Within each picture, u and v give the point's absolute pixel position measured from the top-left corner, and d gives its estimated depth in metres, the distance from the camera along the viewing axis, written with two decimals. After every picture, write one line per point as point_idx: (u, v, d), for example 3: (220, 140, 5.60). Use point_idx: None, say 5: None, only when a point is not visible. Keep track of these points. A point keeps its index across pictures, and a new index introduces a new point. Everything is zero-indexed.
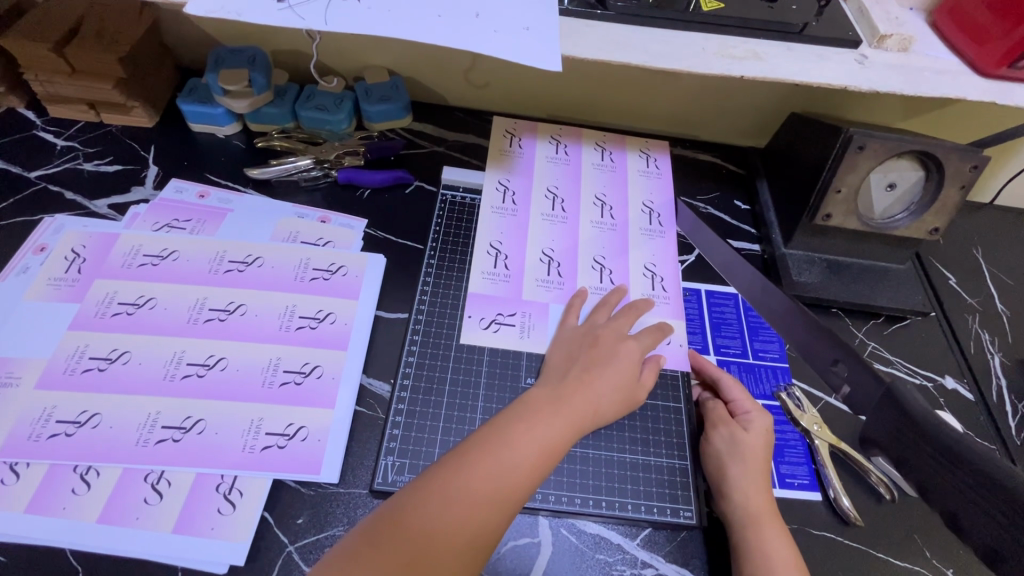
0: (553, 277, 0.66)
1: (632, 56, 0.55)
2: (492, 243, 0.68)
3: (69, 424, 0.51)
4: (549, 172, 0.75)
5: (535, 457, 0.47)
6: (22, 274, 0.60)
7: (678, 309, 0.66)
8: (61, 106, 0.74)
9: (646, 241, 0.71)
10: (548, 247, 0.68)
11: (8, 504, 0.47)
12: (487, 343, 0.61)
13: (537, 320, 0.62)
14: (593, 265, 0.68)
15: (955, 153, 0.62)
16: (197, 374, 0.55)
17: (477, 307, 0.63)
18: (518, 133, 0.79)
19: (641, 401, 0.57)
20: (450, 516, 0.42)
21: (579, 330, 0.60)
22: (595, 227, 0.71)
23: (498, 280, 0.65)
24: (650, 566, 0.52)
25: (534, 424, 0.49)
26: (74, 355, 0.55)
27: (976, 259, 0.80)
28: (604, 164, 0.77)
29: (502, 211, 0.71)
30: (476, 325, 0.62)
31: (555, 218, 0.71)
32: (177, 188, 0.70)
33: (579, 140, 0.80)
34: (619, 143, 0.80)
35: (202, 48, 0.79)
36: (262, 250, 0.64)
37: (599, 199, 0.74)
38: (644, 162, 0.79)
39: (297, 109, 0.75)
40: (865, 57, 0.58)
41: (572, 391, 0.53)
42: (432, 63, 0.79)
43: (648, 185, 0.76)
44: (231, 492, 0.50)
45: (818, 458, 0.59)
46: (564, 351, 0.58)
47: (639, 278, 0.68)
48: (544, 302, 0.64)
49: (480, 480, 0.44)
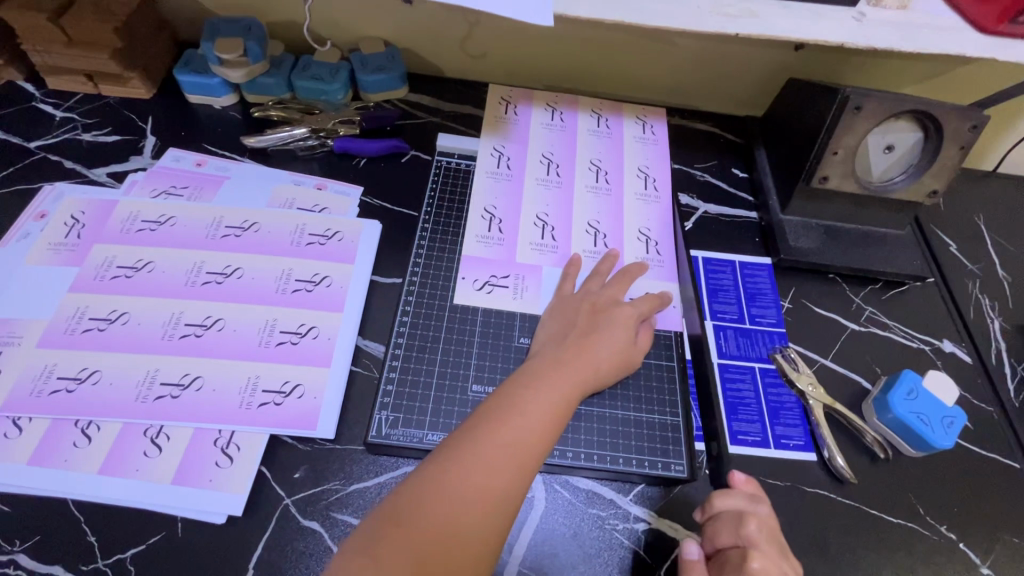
0: (547, 241, 0.66)
1: (625, 15, 0.55)
2: (486, 207, 0.68)
3: (70, 381, 0.52)
4: (544, 139, 0.75)
5: (540, 435, 0.46)
6: (23, 240, 0.61)
7: (672, 271, 0.66)
8: (60, 77, 0.74)
9: (641, 206, 0.71)
10: (542, 212, 0.68)
11: (11, 456, 0.48)
12: (481, 304, 0.61)
13: (530, 281, 0.63)
14: (588, 229, 0.68)
15: (955, 112, 0.61)
16: (195, 334, 0.55)
17: (471, 270, 0.63)
18: (513, 101, 0.79)
19: (636, 364, 0.57)
20: (462, 505, 0.42)
21: (576, 297, 0.60)
22: (590, 193, 0.71)
23: (492, 243, 0.65)
24: (641, 520, 0.53)
25: (537, 400, 0.48)
26: (74, 315, 0.56)
27: (978, 227, 0.79)
28: (600, 131, 0.77)
29: (497, 175, 0.71)
30: (470, 286, 0.62)
31: (550, 183, 0.71)
32: (174, 156, 0.70)
33: (575, 107, 0.79)
34: (615, 111, 0.80)
35: (197, 20, 0.79)
36: (258, 216, 0.65)
37: (594, 165, 0.73)
38: (640, 129, 0.79)
39: (293, 79, 0.75)
40: (863, 14, 0.57)
41: (572, 362, 0.52)
42: (428, 33, 0.79)
43: (644, 151, 0.76)
44: (229, 446, 0.51)
45: (812, 418, 0.59)
46: (562, 320, 0.58)
47: (633, 242, 0.68)
48: (538, 264, 0.64)
49: (489, 465, 0.43)
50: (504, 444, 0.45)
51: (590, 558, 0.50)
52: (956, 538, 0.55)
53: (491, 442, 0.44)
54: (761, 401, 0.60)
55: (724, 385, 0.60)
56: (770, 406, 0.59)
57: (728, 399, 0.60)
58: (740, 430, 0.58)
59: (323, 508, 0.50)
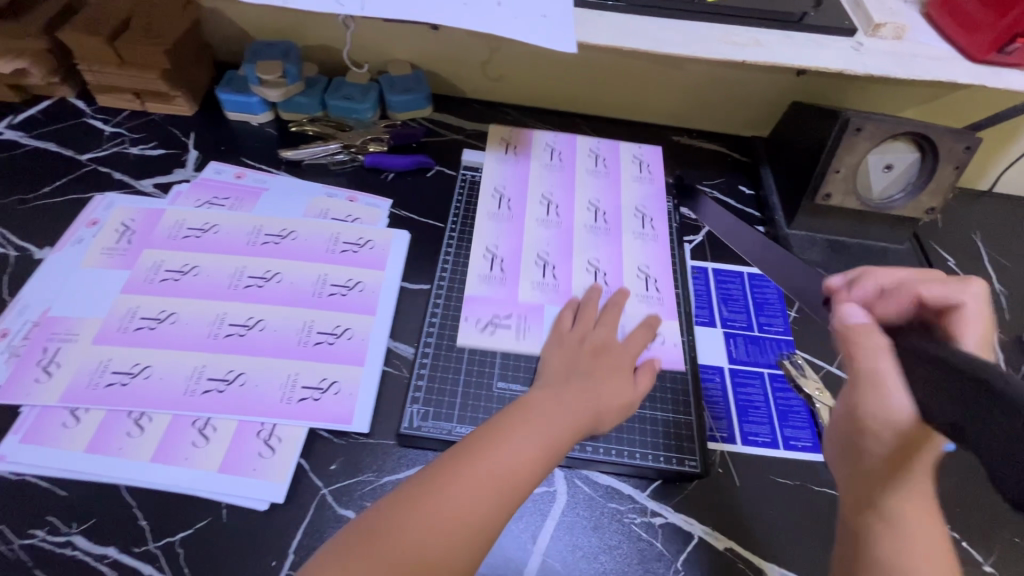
0: (548, 279, 0.66)
1: (642, 42, 0.60)
2: (488, 246, 0.68)
3: (123, 375, 0.56)
4: (543, 178, 0.76)
5: (545, 458, 0.46)
6: (77, 245, 0.66)
7: (671, 308, 0.67)
8: (110, 95, 0.80)
9: (639, 244, 0.72)
10: (542, 251, 0.69)
11: (70, 444, 0.52)
12: (484, 346, 0.61)
13: (532, 323, 0.62)
14: (588, 267, 0.68)
15: (948, 135, 0.65)
16: (239, 333, 0.59)
17: (474, 309, 0.63)
18: (512, 141, 0.80)
19: (632, 406, 0.54)
20: (468, 501, 0.41)
21: (575, 336, 0.58)
22: (589, 232, 0.72)
23: (494, 282, 0.65)
24: (658, 514, 0.55)
25: (547, 422, 0.47)
26: (127, 315, 0.59)
27: (974, 243, 0.83)
28: (598, 170, 0.79)
29: (498, 216, 0.72)
30: (473, 327, 0.62)
31: (550, 223, 0.72)
32: (216, 169, 0.75)
33: (574, 146, 0.81)
34: (612, 148, 0.82)
35: (238, 44, 0.85)
36: (296, 224, 0.69)
37: (593, 204, 0.75)
38: (637, 167, 0.80)
39: (326, 98, 0.80)
40: (861, 44, 0.62)
41: (574, 398, 0.50)
42: (453, 57, 0.84)
43: (641, 189, 0.78)
44: (271, 438, 0.54)
45: (819, 421, 0.62)
46: (566, 354, 0.56)
47: (632, 279, 0.68)
48: (540, 304, 0.64)
49: (496, 480, 0.43)
50: (513, 461, 0.44)
51: (609, 549, 0.53)
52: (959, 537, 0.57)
53: (501, 455, 0.44)
54: (770, 404, 0.63)
55: (735, 388, 0.64)
56: (779, 409, 0.62)
57: (739, 401, 0.63)
58: (750, 431, 0.61)
59: (357, 498, 0.53)
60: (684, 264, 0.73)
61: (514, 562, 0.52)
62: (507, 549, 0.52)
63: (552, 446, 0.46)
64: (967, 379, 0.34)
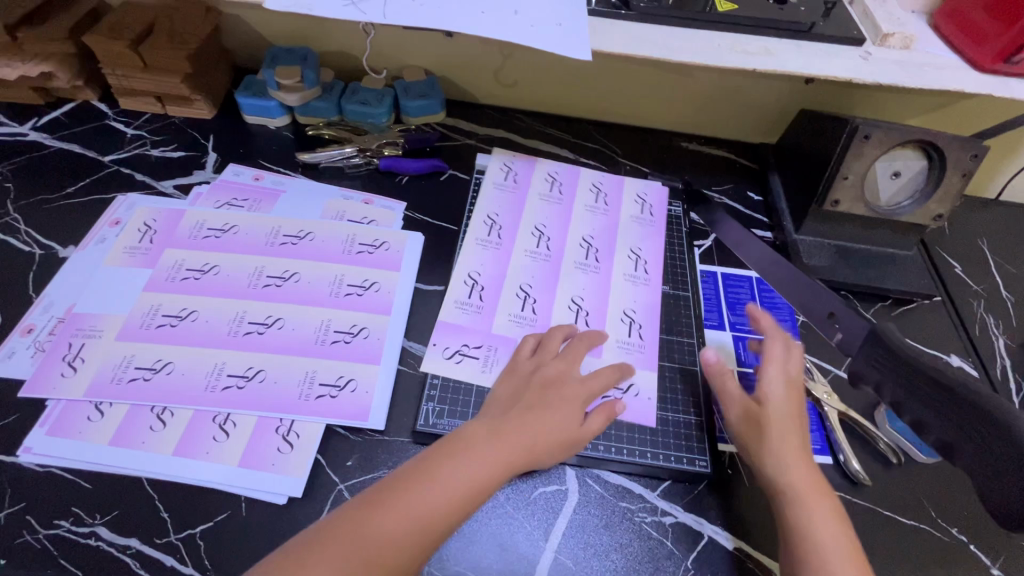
0: (526, 312, 0.66)
1: (654, 50, 0.61)
2: (470, 273, 0.69)
3: (146, 371, 0.57)
4: (539, 209, 0.77)
5: (489, 477, 0.48)
6: (101, 244, 0.67)
7: (652, 359, 0.65)
8: (133, 98, 0.82)
9: (630, 287, 0.71)
10: (525, 282, 0.69)
11: (95, 437, 0.53)
12: (449, 374, 0.61)
13: (501, 356, 0.63)
14: (570, 305, 0.68)
15: (956, 142, 0.66)
16: (258, 332, 0.60)
17: (444, 336, 0.63)
18: (514, 163, 0.82)
19: (580, 444, 0.54)
20: (419, 509, 0.44)
21: (529, 366, 0.58)
22: (578, 269, 0.72)
23: (469, 310, 0.66)
24: (669, 514, 0.56)
25: (491, 441, 0.50)
26: (149, 312, 0.61)
27: (981, 250, 0.84)
28: (597, 207, 0.79)
29: (486, 243, 0.72)
30: (439, 354, 0.62)
31: (539, 255, 0.72)
32: (235, 171, 0.77)
33: (575, 179, 0.81)
34: (615, 185, 0.82)
35: (256, 49, 0.87)
36: (313, 226, 0.70)
37: (586, 241, 0.74)
38: (638, 209, 0.80)
39: (342, 103, 0.82)
40: (869, 54, 0.63)
41: (511, 431, 0.51)
42: (467, 64, 0.86)
43: (639, 231, 0.77)
44: (289, 434, 0.55)
45: (827, 423, 0.63)
46: (512, 385, 0.56)
47: (616, 324, 0.68)
48: (512, 336, 0.64)
49: (442, 495, 0.45)
50: (462, 479, 0.47)
51: (620, 547, 0.54)
52: (967, 540, 0.57)
53: (449, 468, 0.47)
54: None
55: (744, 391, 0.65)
56: None
57: None
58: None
59: None
60: (693, 269, 0.75)
61: (527, 559, 0.52)
62: (519, 546, 0.53)
63: (495, 467, 0.48)
64: (965, 404, 0.47)
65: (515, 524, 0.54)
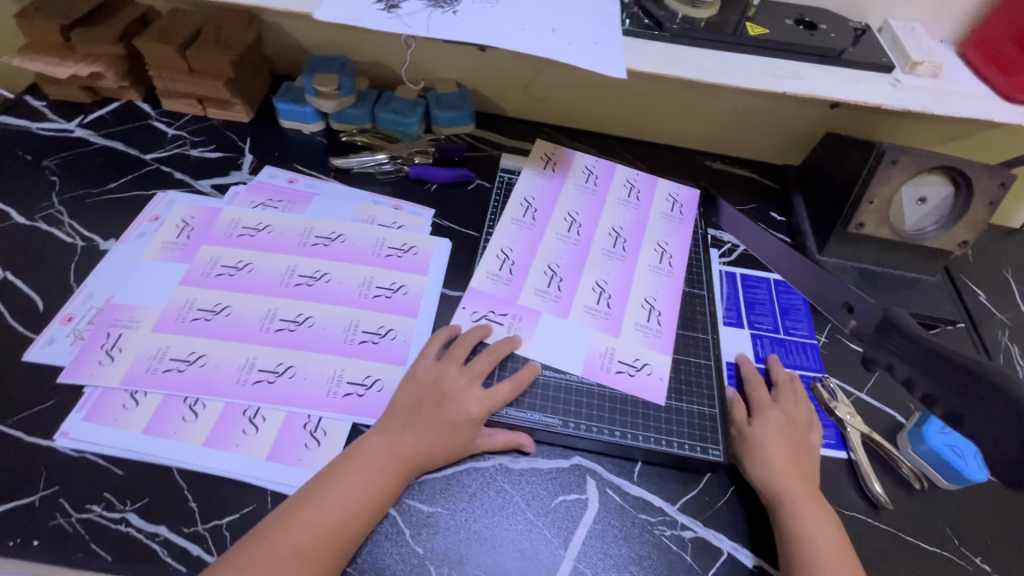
0: (552, 289, 0.69)
1: (686, 71, 0.62)
2: (503, 249, 0.72)
3: (180, 362, 0.58)
4: (573, 199, 0.79)
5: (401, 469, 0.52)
6: (139, 238, 0.70)
7: (668, 343, 0.67)
8: (176, 100, 0.85)
9: (652, 277, 0.73)
10: (553, 262, 0.72)
11: (130, 424, 0.55)
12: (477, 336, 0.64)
13: (525, 325, 0.66)
14: (594, 288, 0.70)
15: (984, 171, 0.67)
16: (289, 329, 0.62)
17: (473, 302, 0.67)
18: (554, 158, 0.83)
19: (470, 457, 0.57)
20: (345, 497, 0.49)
21: (431, 374, 0.58)
22: (605, 255, 0.74)
23: (500, 281, 0.69)
24: (688, 528, 0.56)
25: (395, 437, 0.53)
26: (184, 306, 0.63)
27: (1006, 280, 0.83)
28: (628, 201, 0.80)
29: (521, 223, 0.75)
30: (468, 317, 0.66)
31: (569, 239, 0.74)
32: (270, 173, 0.79)
33: (610, 173, 0.83)
34: (649, 184, 0.84)
35: (295, 58, 0.90)
36: (345, 228, 0.72)
37: (615, 231, 0.76)
38: (668, 206, 0.81)
39: (375, 111, 0.84)
40: (899, 80, 0.64)
41: (414, 429, 0.54)
42: (498, 78, 0.88)
43: (667, 228, 0.78)
44: (316, 430, 0.56)
45: (850, 445, 0.62)
46: (411, 398, 0.56)
47: (636, 309, 0.69)
48: (537, 310, 0.67)
49: (370, 472, 0.51)
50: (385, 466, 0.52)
51: (639, 559, 0.54)
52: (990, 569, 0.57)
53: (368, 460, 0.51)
54: None
55: None
56: None
57: None
58: None
59: None
60: (711, 272, 0.76)
61: (546, 567, 0.52)
62: (539, 553, 0.53)
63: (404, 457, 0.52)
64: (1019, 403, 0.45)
65: (536, 532, 0.54)
